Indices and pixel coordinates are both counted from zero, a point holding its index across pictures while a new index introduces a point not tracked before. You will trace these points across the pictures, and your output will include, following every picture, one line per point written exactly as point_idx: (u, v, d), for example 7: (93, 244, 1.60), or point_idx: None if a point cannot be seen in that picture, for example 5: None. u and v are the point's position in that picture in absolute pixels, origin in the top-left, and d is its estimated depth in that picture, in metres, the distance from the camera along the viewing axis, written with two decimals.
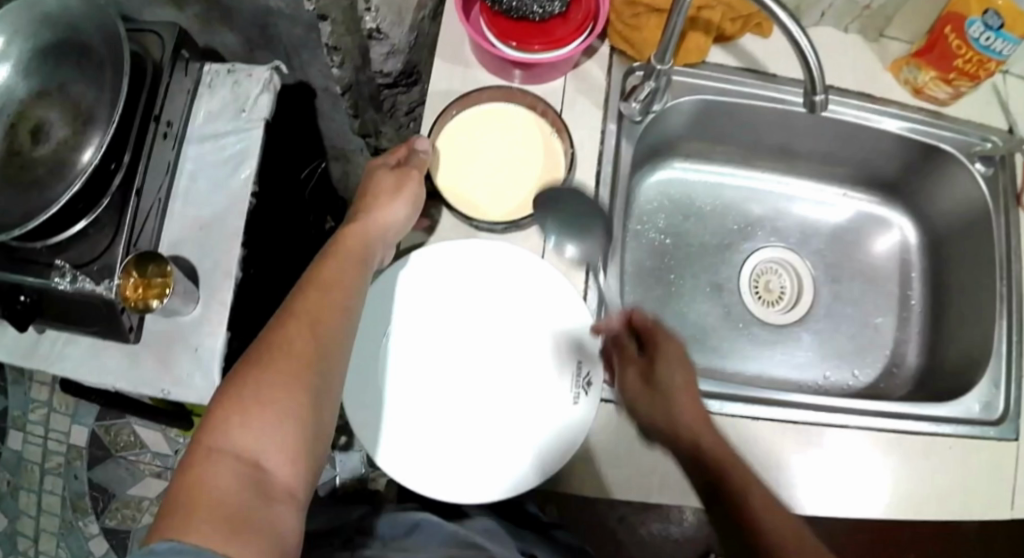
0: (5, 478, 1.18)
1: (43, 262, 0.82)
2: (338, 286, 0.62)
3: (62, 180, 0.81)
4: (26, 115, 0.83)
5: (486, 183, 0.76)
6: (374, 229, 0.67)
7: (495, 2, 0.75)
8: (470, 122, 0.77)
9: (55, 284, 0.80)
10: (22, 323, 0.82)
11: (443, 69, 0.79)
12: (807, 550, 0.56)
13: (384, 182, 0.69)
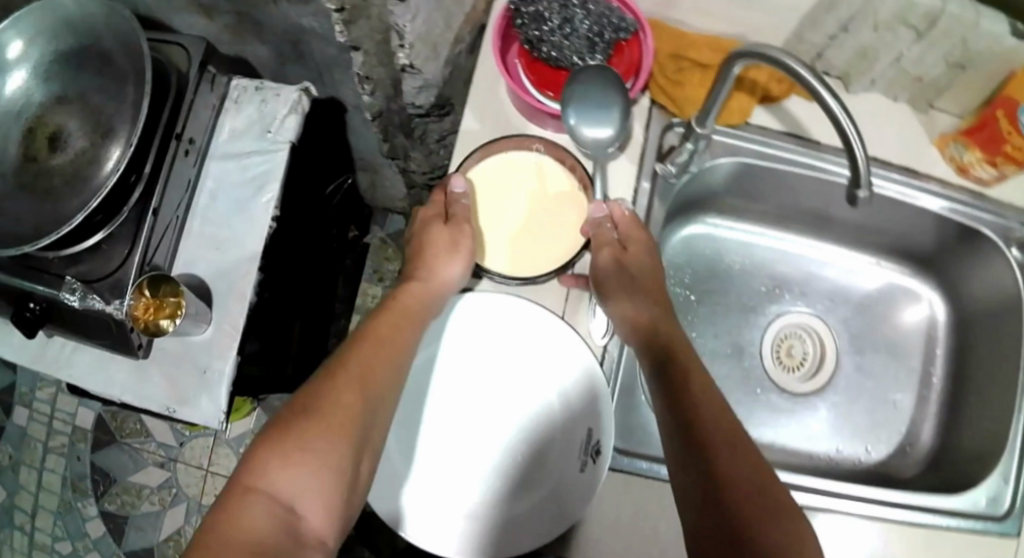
0: (8, 453, 1.18)
1: (54, 273, 0.81)
2: (388, 344, 0.62)
3: (76, 194, 0.80)
4: (43, 120, 0.82)
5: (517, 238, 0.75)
6: (424, 287, 0.68)
7: (535, 49, 0.74)
8: (493, 175, 0.75)
9: (65, 300, 0.79)
10: (30, 330, 0.82)
11: (477, 109, 0.77)
12: (732, 422, 0.59)
13: (436, 237, 0.70)
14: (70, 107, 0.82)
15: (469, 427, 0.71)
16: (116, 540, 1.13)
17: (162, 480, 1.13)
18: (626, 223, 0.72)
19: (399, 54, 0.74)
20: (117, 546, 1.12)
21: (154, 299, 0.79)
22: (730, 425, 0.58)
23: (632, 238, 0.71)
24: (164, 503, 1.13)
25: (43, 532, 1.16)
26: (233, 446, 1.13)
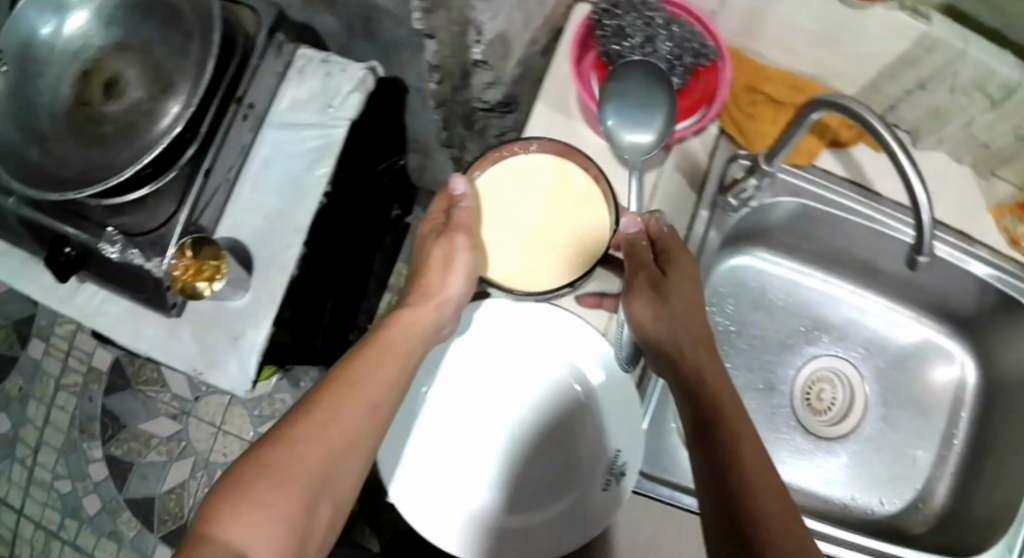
0: (19, 384, 1.18)
1: (95, 222, 0.80)
2: (367, 379, 0.58)
3: (129, 145, 0.79)
4: (100, 65, 0.81)
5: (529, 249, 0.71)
6: (415, 320, 0.64)
7: (612, 62, 0.73)
8: (499, 183, 0.72)
9: (103, 250, 0.78)
10: (64, 275, 0.80)
11: (545, 116, 0.76)
12: (771, 479, 0.51)
13: (432, 258, 0.67)
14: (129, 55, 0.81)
15: (478, 430, 0.72)
16: (118, 486, 1.14)
17: (170, 434, 1.14)
18: (671, 248, 0.65)
19: (474, 48, 0.74)
20: (118, 491, 1.14)
21: (196, 260, 0.78)
22: (767, 479, 0.51)
23: (673, 260, 0.64)
24: (170, 454, 1.13)
25: (45, 468, 1.18)
26: (247, 408, 1.13)
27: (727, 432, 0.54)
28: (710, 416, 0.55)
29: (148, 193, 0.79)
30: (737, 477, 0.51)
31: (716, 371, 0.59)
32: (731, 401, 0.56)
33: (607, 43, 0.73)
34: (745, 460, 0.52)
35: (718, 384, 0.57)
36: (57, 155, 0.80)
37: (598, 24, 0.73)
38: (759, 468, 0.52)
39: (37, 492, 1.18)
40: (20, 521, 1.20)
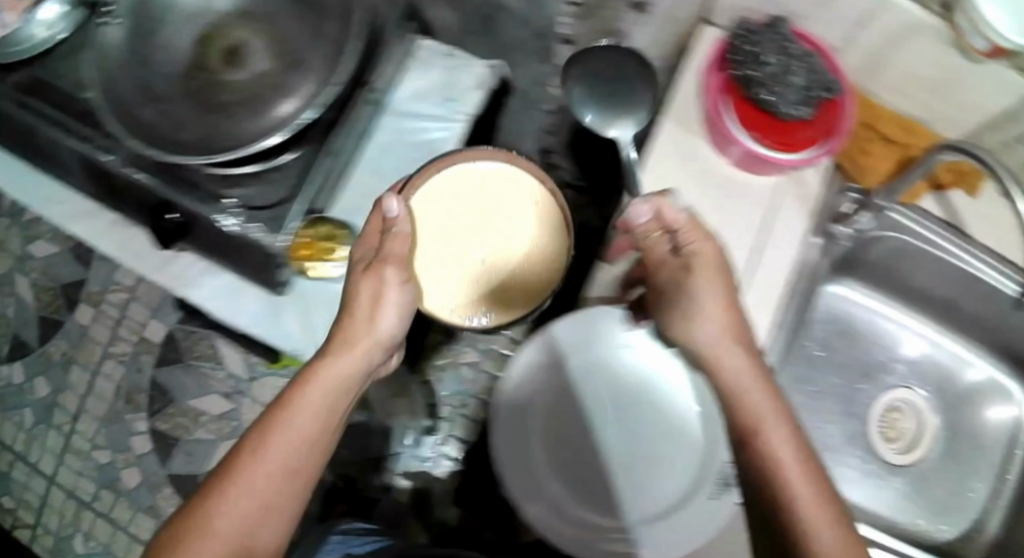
0: (63, 349, 1.16)
1: (207, 190, 0.75)
2: (291, 436, 0.53)
3: (252, 117, 0.75)
4: (222, 34, 0.78)
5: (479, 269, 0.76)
6: (334, 369, 0.57)
7: (747, 84, 0.73)
8: (434, 197, 0.75)
9: (220, 222, 0.74)
10: (168, 239, 0.80)
11: (673, 134, 0.77)
12: (836, 519, 0.49)
13: (363, 295, 0.59)
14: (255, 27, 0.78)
15: (588, 441, 0.77)
16: (161, 461, 1.13)
17: (223, 411, 1.12)
18: (699, 257, 0.60)
19: None
20: (161, 466, 1.12)
21: (307, 242, 0.76)
22: (829, 504, 0.49)
23: (694, 270, 0.60)
24: (219, 433, 1.12)
25: (82, 436, 1.16)
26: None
27: (772, 494, 0.50)
28: (757, 473, 0.52)
29: (271, 167, 0.76)
30: (790, 550, 0.48)
31: (770, 402, 0.54)
32: (789, 440, 0.52)
33: (741, 66, 0.73)
34: (799, 526, 0.48)
35: (766, 425, 0.52)
36: (171, 117, 0.74)
37: (732, 49, 0.74)
38: (819, 536, 0.47)
39: (72, 460, 1.16)
40: (52, 488, 1.18)
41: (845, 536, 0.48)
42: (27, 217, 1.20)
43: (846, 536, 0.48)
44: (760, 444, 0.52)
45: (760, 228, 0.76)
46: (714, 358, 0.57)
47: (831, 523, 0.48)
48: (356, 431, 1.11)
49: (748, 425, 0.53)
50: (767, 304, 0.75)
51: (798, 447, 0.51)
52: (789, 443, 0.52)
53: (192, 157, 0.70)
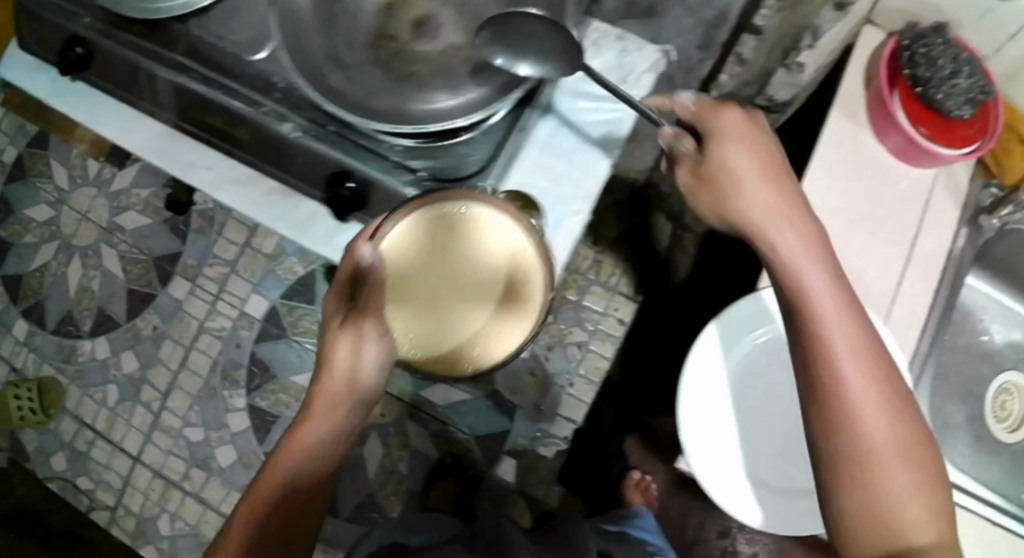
0: (155, 323, 1.16)
1: (393, 161, 0.70)
2: (276, 500, 0.57)
3: (445, 90, 0.69)
4: (410, 2, 0.71)
5: (458, 326, 0.63)
6: (322, 430, 0.60)
7: (918, 80, 0.75)
8: (395, 245, 0.62)
9: (412, 195, 0.69)
10: (342, 211, 0.72)
11: (839, 124, 0.79)
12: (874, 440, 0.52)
13: (340, 350, 0.60)
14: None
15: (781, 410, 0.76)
16: (259, 439, 1.13)
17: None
18: (746, 153, 0.59)
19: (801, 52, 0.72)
20: (259, 443, 1.12)
21: None
22: (883, 425, 0.52)
23: (729, 168, 0.59)
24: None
25: (173, 413, 1.15)
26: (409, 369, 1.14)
27: (830, 383, 0.53)
28: (821, 364, 0.53)
29: (459, 141, 0.70)
30: (842, 436, 0.52)
31: (832, 288, 0.55)
32: (852, 331, 0.54)
33: (914, 66, 0.75)
34: (857, 411, 0.52)
35: (829, 321, 0.54)
36: (359, 84, 0.68)
37: (903, 49, 0.76)
38: (874, 417, 0.52)
39: (160, 438, 1.15)
40: (135, 467, 1.16)
41: (897, 414, 0.53)
42: (116, 187, 1.19)
43: (897, 416, 0.53)
44: (820, 337, 0.54)
45: (919, 219, 0.79)
46: (780, 253, 0.56)
47: (888, 404, 0.53)
48: (459, 408, 1.15)
49: (805, 324, 0.55)
50: (925, 290, 0.79)
51: (852, 345, 0.53)
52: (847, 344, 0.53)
53: (389, 125, 0.66)
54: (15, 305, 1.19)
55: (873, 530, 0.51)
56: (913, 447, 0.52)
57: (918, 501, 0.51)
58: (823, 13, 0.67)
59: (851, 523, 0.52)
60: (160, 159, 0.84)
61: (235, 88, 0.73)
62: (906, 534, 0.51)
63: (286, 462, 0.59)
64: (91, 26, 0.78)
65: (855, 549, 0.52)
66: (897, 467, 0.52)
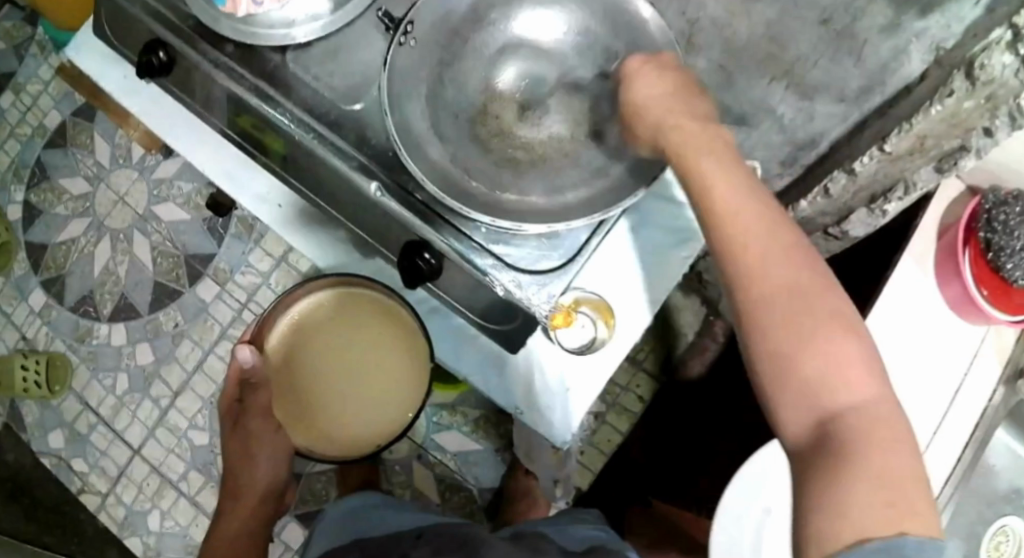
0: (177, 320, 1.20)
1: (474, 243, 0.70)
2: (234, 507, 0.94)
3: (541, 180, 0.69)
4: (519, 82, 0.70)
5: (345, 399, 0.88)
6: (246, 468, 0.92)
7: (989, 242, 0.76)
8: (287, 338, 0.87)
9: (487, 280, 0.70)
10: (412, 280, 0.71)
11: (903, 268, 0.81)
12: (765, 285, 0.47)
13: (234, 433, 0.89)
14: (546, 77, 0.70)
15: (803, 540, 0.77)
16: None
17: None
18: (663, 90, 0.61)
19: (890, 201, 0.73)
20: None
21: (569, 311, 0.73)
22: (773, 277, 0.47)
23: (643, 106, 0.61)
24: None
25: (180, 412, 1.19)
26: (426, 410, 1.20)
27: (727, 247, 0.49)
28: (716, 232, 0.50)
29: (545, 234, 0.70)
30: (749, 310, 0.47)
31: (726, 167, 0.53)
32: (737, 205, 0.50)
33: (991, 231, 0.76)
34: (754, 268, 0.47)
35: (725, 193, 0.51)
36: (456, 161, 0.69)
37: (982, 211, 0.76)
38: (770, 269, 0.47)
39: (163, 434, 1.18)
40: (133, 459, 1.18)
41: (793, 271, 0.47)
42: (158, 175, 1.22)
43: (794, 275, 0.47)
44: (718, 206, 0.51)
45: (963, 373, 0.80)
46: (683, 151, 0.56)
47: (795, 260, 0.47)
48: (468, 457, 1.19)
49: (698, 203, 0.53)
50: (958, 441, 0.80)
51: (726, 200, 0.51)
52: (720, 202, 0.51)
53: (485, 217, 0.66)
54: (35, 274, 1.22)
55: (796, 393, 0.44)
56: (826, 306, 0.46)
57: (852, 360, 0.44)
58: (921, 171, 0.69)
59: (777, 393, 0.45)
60: (229, 184, 0.90)
61: (326, 136, 0.72)
62: (831, 398, 0.44)
63: (230, 533, 0.93)
64: (183, 35, 0.76)
65: (784, 423, 0.45)
66: (804, 317, 0.45)
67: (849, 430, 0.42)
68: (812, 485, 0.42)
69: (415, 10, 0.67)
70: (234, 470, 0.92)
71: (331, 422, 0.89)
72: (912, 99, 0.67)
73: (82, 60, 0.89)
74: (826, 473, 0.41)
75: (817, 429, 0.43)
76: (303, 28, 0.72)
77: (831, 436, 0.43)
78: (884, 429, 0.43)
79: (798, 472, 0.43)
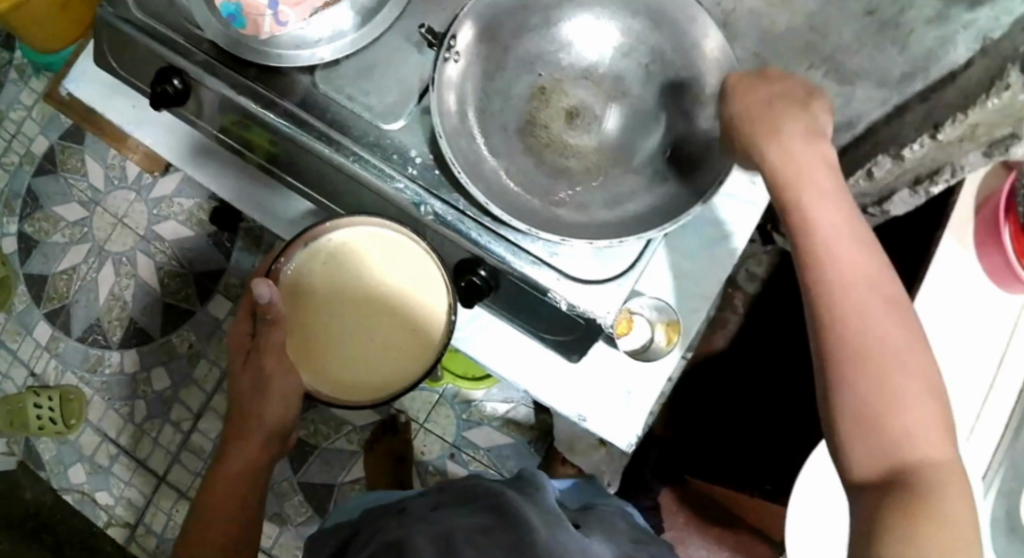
0: (191, 341, 1.17)
1: (532, 257, 0.68)
2: (244, 436, 0.73)
3: (600, 189, 0.69)
4: (562, 90, 0.69)
5: (363, 350, 0.73)
6: (253, 409, 0.71)
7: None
8: (311, 267, 0.73)
9: (550, 296, 0.69)
10: (468, 301, 0.71)
11: (946, 243, 0.81)
12: (866, 325, 0.49)
13: (255, 370, 0.69)
14: (591, 85, 0.70)
15: None
16: (294, 468, 1.17)
17: (366, 423, 1.18)
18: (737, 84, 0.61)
19: (938, 184, 0.72)
20: (293, 475, 1.17)
21: (628, 316, 0.76)
22: (881, 329, 0.49)
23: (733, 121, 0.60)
24: (360, 444, 1.18)
25: (202, 434, 1.16)
26: (455, 409, 1.18)
27: (820, 284, 0.51)
28: (813, 262, 0.52)
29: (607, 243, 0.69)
30: (851, 353, 0.49)
31: (834, 210, 0.54)
32: (851, 252, 0.52)
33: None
34: (846, 311, 0.50)
35: (823, 230, 0.53)
36: (510, 174, 0.68)
37: (1017, 187, 0.78)
38: (864, 311, 0.50)
39: (188, 458, 1.16)
40: (160, 487, 1.16)
41: (896, 328, 0.50)
42: (156, 194, 1.18)
43: (895, 333, 0.49)
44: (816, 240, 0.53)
45: (1006, 341, 0.80)
46: (784, 180, 0.56)
47: (889, 307, 0.50)
48: (501, 452, 1.17)
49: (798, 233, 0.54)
50: (1008, 407, 0.80)
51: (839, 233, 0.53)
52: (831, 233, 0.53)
53: (557, 236, 0.64)
54: (38, 306, 1.17)
55: (875, 440, 0.47)
56: (915, 359, 0.49)
57: (934, 418, 0.47)
58: (968, 156, 0.67)
59: (855, 436, 0.48)
60: (261, 212, 0.87)
61: (369, 159, 0.69)
62: (907, 444, 0.47)
63: (222, 506, 0.73)
64: (198, 59, 0.71)
65: (855, 463, 0.48)
66: (896, 368, 0.48)
67: (926, 477, 0.46)
68: (879, 524, 0.45)
69: (459, 23, 0.65)
70: (244, 399, 0.71)
71: (337, 369, 0.73)
72: (961, 85, 0.67)
73: (85, 92, 0.88)
74: (900, 519, 0.44)
75: (887, 474, 0.47)
76: (327, 47, 0.69)
77: (902, 480, 0.46)
78: (954, 484, 0.46)
79: (864, 507, 0.47)
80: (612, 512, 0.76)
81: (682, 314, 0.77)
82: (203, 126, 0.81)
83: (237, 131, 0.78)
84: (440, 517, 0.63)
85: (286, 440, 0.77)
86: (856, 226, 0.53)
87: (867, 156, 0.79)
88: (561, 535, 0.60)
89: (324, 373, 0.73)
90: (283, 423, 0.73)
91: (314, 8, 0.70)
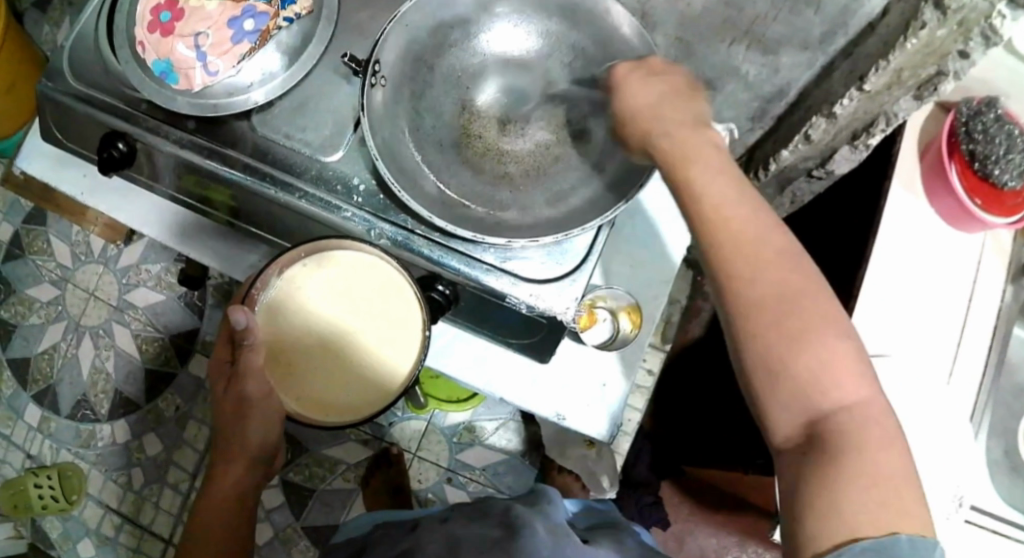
0: (178, 403, 1.17)
1: (486, 264, 0.69)
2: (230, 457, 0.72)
3: (542, 188, 0.70)
4: (490, 99, 0.71)
5: (338, 367, 0.70)
6: (238, 433, 0.70)
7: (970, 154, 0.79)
8: (290, 290, 0.70)
9: (507, 301, 0.69)
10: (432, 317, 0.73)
11: (898, 193, 0.82)
12: (771, 289, 0.48)
13: (231, 397, 0.68)
14: (518, 90, 0.71)
15: None
16: (296, 513, 1.17)
17: (359, 459, 1.18)
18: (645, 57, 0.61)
19: (876, 134, 0.74)
20: (296, 520, 1.17)
21: (591, 309, 0.76)
22: (793, 292, 0.48)
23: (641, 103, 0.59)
24: (358, 481, 1.18)
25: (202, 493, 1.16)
26: (445, 434, 1.18)
27: (719, 256, 0.50)
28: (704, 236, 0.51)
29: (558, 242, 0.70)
30: (758, 325, 0.48)
31: (726, 182, 0.52)
32: (738, 216, 0.51)
33: (972, 142, 0.78)
34: (745, 279, 0.49)
35: (718, 199, 0.52)
36: (453, 187, 0.69)
37: (959, 125, 0.79)
38: (768, 277, 0.49)
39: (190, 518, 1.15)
40: (167, 550, 1.15)
41: (800, 288, 0.49)
42: (124, 263, 1.20)
43: (801, 292, 0.48)
44: (705, 210, 0.51)
45: (971, 280, 0.81)
46: (675, 156, 0.55)
47: (795, 265, 0.49)
48: (497, 469, 1.17)
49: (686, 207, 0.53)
50: (982, 344, 0.80)
51: (724, 197, 0.52)
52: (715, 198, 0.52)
53: (503, 240, 0.65)
54: (25, 390, 1.18)
55: (795, 408, 0.47)
56: (825, 318, 0.48)
57: (849, 369, 0.47)
58: (900, 101, 0.69)
59: (772, 405, 0.48)
60: (220, 262, 0.88)
61: (314, 193, 0.70)
62: (826, 407, 0.47)
63: (205, 534, 0.71)
64: (142, 122, 0.73)
65: (775, 424, 0.48)
66: (807, 336, 0.47)
67: (844, 435, 0.46)
68: (811, 488, 0.45)
69: (380, 49, 0.66)
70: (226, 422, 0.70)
71: (316, 390, 0.70)
72: (879, 36, 0.68)
73: (37, 169, 0.89)
74: (824, 482, 0.45)
75: (809, 434, 0.47)
76: (260, 90, 0.70)
77: (823, 442, 0.46)
78: (879, 432, 0.46)
79: (791, 471, 0.47)
80: (611, 521, 0.76)
81: (642, 301, 0.78)
82: (159, 188, 0.83)
83: (194, 189, 0.80)
84: (431, 529, 0.64)
85: (271, 461, 0.76)
86: (741, 186, 0.52)
87: (802, 121, 0.81)
88: (547, 538, 0.61)
89: (304, 392, 0.69)
90: (267, 444, 0.72)
91: (242, 54, 0.70)
